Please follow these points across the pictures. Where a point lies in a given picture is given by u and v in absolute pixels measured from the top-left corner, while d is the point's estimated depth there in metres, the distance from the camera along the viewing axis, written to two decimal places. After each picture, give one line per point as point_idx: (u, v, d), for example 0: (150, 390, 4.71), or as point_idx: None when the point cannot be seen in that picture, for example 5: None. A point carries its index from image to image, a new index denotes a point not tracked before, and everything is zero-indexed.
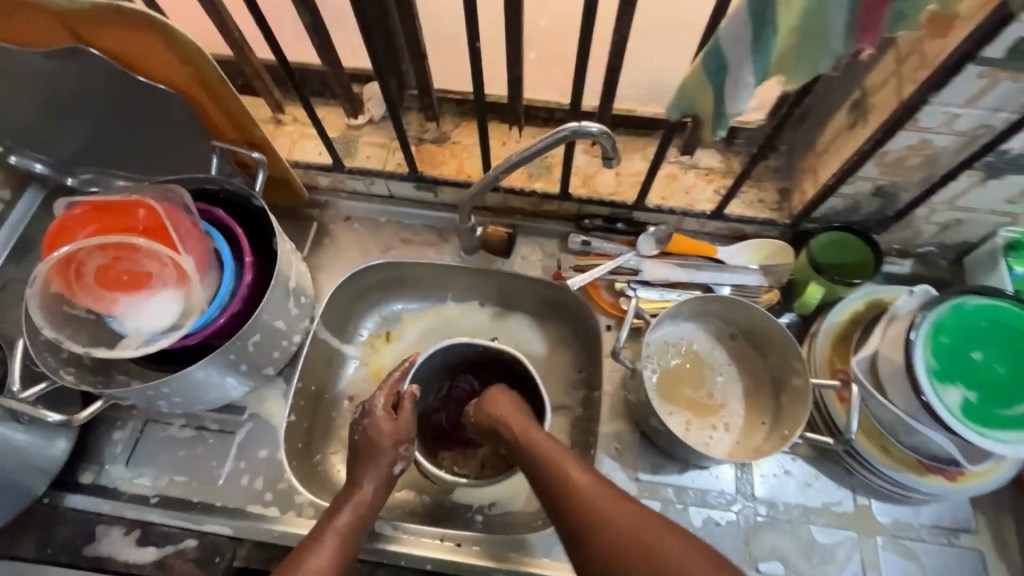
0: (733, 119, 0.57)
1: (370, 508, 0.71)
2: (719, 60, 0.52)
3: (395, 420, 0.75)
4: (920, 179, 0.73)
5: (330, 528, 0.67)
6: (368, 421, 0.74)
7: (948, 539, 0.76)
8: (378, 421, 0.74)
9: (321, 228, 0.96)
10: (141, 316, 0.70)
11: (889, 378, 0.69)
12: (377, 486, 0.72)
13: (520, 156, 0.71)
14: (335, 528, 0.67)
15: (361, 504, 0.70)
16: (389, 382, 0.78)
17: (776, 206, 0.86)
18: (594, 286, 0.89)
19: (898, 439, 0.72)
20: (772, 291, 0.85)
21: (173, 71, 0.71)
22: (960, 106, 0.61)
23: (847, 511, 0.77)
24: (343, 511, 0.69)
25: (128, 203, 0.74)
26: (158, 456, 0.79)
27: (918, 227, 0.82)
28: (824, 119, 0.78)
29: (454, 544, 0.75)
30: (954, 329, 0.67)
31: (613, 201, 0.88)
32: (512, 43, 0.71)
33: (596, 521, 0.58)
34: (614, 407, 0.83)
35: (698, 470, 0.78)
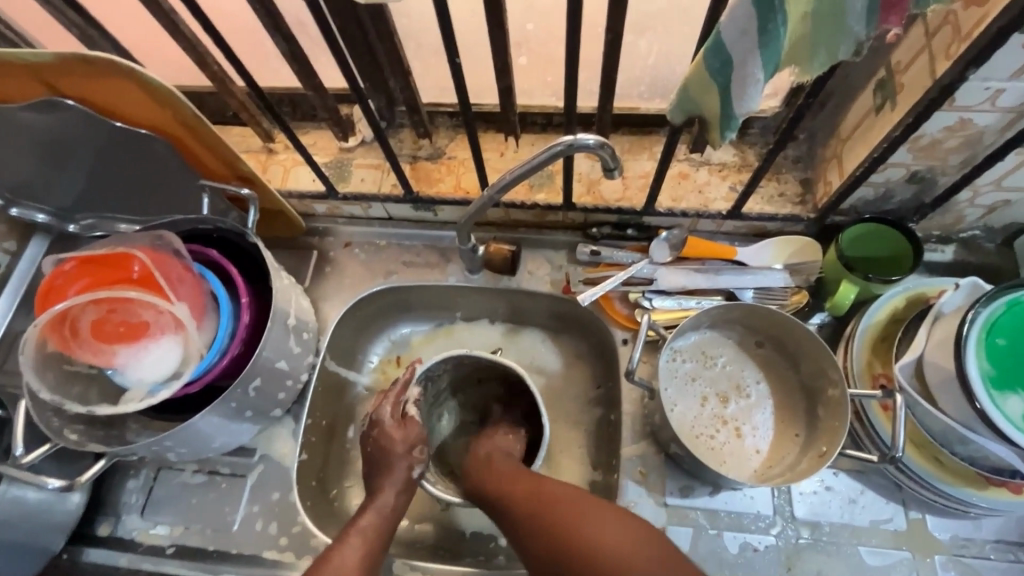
0: (744, 118, 0.51)
1: (392, 511, 0.67)
2: (721, 57, 0.47)
3: (404, 426, 0.73)
4: (960, 162, 0.66)
5: (353, 531, 0.64)
6: (378, 432, 0.73)
7: (1014, 556, 0.69)
8: (388, 430, 0.72)
9: (322, 256, 0.93)
10: (140, 368, 0.68)
11: (937, 385, 0.63)
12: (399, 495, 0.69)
13: (515, 171, 0.66)
14: (357, 528, 0.65)
15: (384, 509, 0.67)
16: (394, 390, 0.76)
17: (799, 199, 0.80)
18: (607, 299, 0.84)
19: (951, 449, 0.66)
20: (800, 293, 0.79)
21: (150, 113, 0.68)
22: (1004, 80, 0.54)
23: (899, 529, 0.70)
24: (365, 514, 0.66)
25: (119, 253, 0.72)
26: (170, 504, 0.78)
27: (960, 211, 0.74)
28: (847, 103, 0.71)
29: None
30: (1010, 330, 0.60)
31: (621, 207, 0.83)
32: (499, 52, 0.66)
33: (589, 546, 0.55)
34: (636, 427, 0.78)
35: (731, 492, 0.73)
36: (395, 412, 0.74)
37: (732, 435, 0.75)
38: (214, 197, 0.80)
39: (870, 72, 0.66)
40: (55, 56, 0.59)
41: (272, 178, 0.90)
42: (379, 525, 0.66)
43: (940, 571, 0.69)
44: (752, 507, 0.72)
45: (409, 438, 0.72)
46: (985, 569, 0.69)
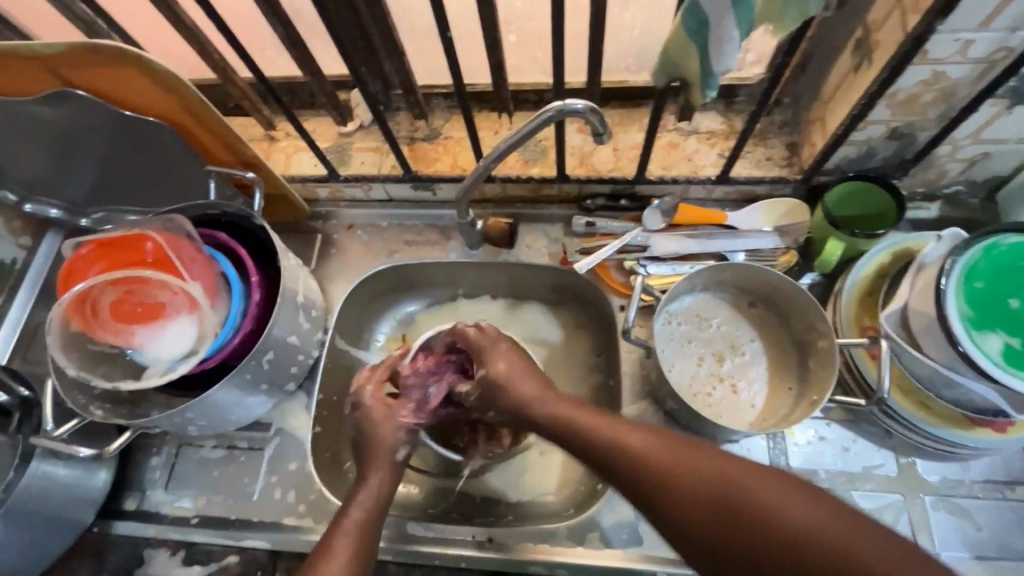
0: (723, 77, 0.53)
1: (384, 497, 0.65)
2: (698, 17, 0.49)
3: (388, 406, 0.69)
4: (937, 116, 0.68)
5: (339, 529, 0.61)
6: (361, 413, 0.70)
7: (1001, 494, 0.71)
8: (370, 411, 0.69)
9: (326, 239, 0.96)
10: (160, 345, 0.72)
11: (921, 330, 0.66)
12: (387, 475, 0.66)
13: (508, 141, 0.68)
14: (344, 525, 0.61)
15: (374, 496, 0.64)
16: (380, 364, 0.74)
17: (786, 161, 0.82)
18: (604, 268, 0.87)
19: (937, 393, 0.68)
20: (788, 253, 0.82)
21: (158, 101, 0.71)
22: (972, 30, 0.56)
23: (890, 474, 0.73)
24: (350, 510, 0.63)
25: (134, 236, 0.75)
26: (192, 478, 0.82)
27: (941, 166, 0.77)
28: (827, 66, 0.74)
29: (486, 540, 0.75)
30: (989, 273, 0.62)
31: (613, 177, 0.85)
32: (489, 29, 0.69)
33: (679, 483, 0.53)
34: (635, 388, 0.81)
35: (728, 445, 0.76)
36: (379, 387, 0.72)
37: (728, 392, 0.78)
38: (220, 183, 0.83)
39: (847, 33, 0.68)
40: (67, 46, 0.62)
41: (275, 165, 0.93)
42: (367, 517, 0.63)
43: (931, 511, 0.71)
44: (750, 458, 0.74)
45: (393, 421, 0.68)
46: (974, 508, 0.71)
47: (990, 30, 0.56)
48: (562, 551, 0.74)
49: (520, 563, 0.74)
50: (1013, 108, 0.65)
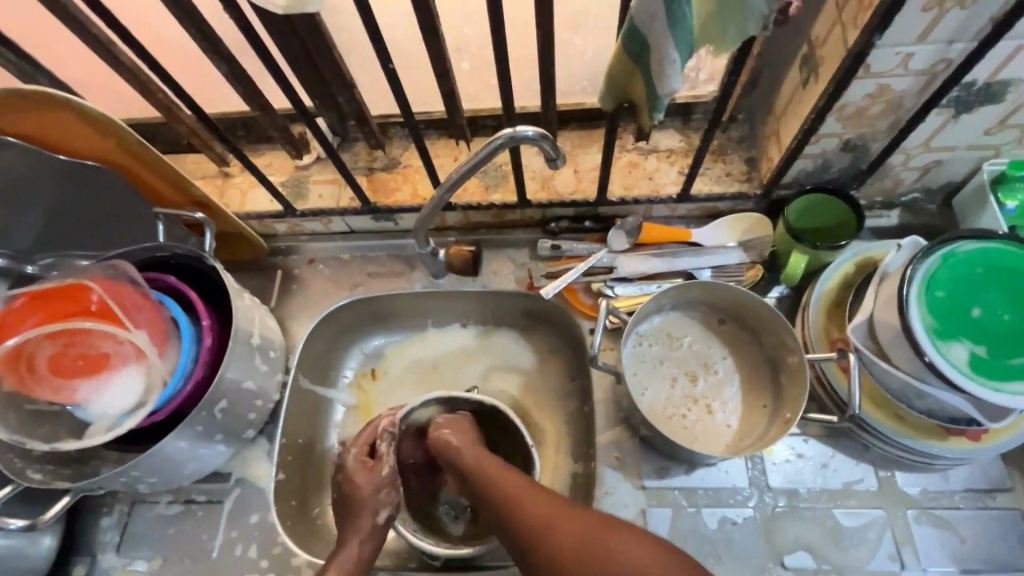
0: (669, 99, 0.53)
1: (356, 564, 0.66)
2: (638, 41, 0.49)
3: (370, 467, 0.70)
4: (887, 127, 0.68)
5: None
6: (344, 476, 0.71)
7: (982, 503, 0.70)
8: (353, 474, 0.70)
9: (286, 275, 0.94)
10: (103, 400, 0.67)
11: (889, 342, 0.65)
12: (366, 547, 0.67)
13: (461, 170, 0.67)
14: None
15: (347, 562, 0.66)
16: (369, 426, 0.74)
17: (745, 176, 0.82)
18: (571, 290, 0.85)
19: (910, 404, 0.67)
20: (754, 267, 0.81)
21: (96, 144, 0.68)
22: (911, 43, 0.56)
23: (870, 489, 0.72)
24: (328, 570, 0.65)
25: (72, 286, 0.72)
26: (147, 537, 0.77)
27: (897, 175, 0.77)
28: (777, 81, 0.74)
29: None
30: (950, 281, 0.61)
31: (575, 200, 0.84)
32: (436, 58, 0.68)
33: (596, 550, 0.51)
34: (608, 413, 0.79)
35: (706, 469, 0.73)
36: (363, 453, 0.72)
37: (703, 413, 0.76)
38: (169, 224, 0.80)
39: (793, 49, 0.69)
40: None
41: (230, 202, 0.91)
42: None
43: (913, 525, 0.69)
44: (729, 482, 0.72)
45: (373, 484, 0.69)
46: (957, 519, 0.69)
47: (929, 42, 0.56)
48: None
49: None
50: (959, 116, 0.66)
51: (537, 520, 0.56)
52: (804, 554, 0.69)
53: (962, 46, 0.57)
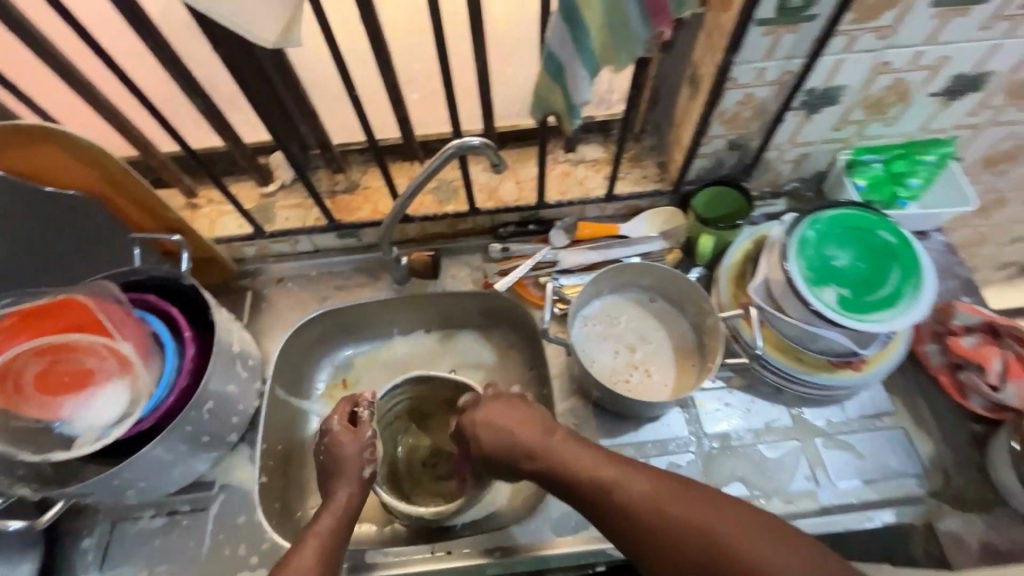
0: (583, 107, 0.67)
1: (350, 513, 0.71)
2: (554, 62, 0.63)
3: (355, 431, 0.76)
4: (760, 127, 0.86)
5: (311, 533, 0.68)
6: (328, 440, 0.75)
7: (873, 425, 0.84)
8: (338, 437, 0.75)
9: (256, 295, 1.00)
10: (93, 411, 0.71)
11: (781, 296, 0.80)
12: (355, 495, 0.73)
13: (418, 178, 0.78)
14: (314, 532, 0.68)
15: (341, 510, 0.71)
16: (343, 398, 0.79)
17: (659, 177, 0.98)
18: (521, 285, 0.96)
19: (806, 347, 0.82)
20: (674, 251, 0.96)
21: (79, 174, 0.74)
22: (762, 60, 0.73)
23: (786, 425, 0.85)
24: (322, 518, 0.69)
25: (61, 301, 0.75)
26: (132, 552, 0.78)
27: (776, 167, 0.95)
28: (673, 97, 0.91)
29: (443, 553, 0.77)
30: (816, 242, 0.78)
31: (519, 206, 0.97)
32: (391, 87, 0.79)
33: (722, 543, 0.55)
34: (564, 387, 0.89)
35: (651, 423, 0.85)
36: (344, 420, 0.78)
37: (643, 376, 0.88)
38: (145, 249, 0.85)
39: (681, 71, 0.86)
40: None
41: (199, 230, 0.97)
42: (338, 525, 0.69)
43: (823, 450, 0.83)
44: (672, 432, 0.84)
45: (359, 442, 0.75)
46: (855, 441, 0.83)
47: (775, 59, 0.74)
48: (516, 548, 0.77)
49: (479, 566, 0.77)
50: (810, 116, 0.84)
51: (654, 511, 0.59)
52: (739, 485, 0.81)
53: (799, 61, 0.74)
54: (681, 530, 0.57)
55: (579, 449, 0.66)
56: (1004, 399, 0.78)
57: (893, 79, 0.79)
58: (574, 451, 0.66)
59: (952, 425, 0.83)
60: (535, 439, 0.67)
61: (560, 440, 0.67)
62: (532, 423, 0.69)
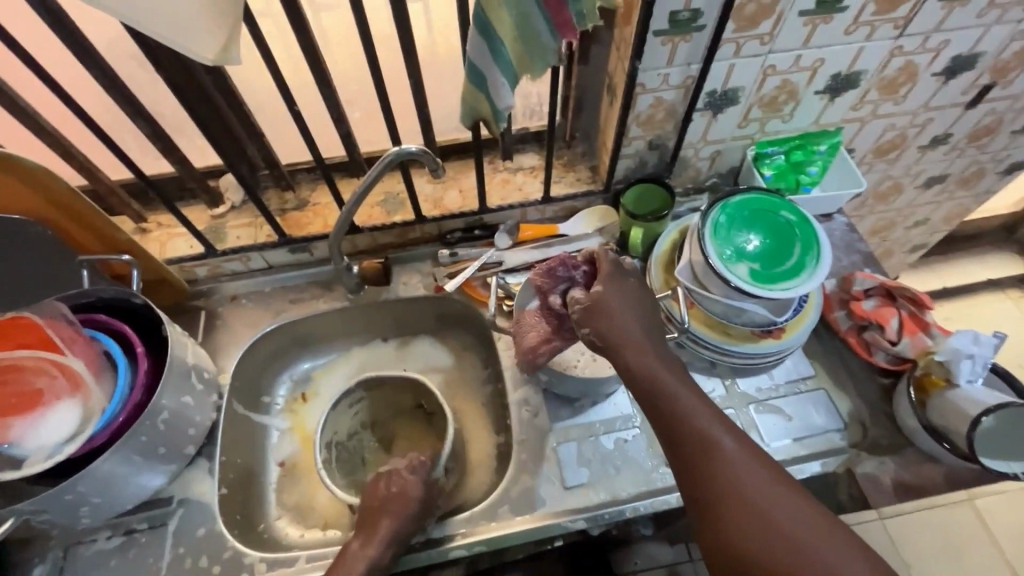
0: (508, 112, 0.74)
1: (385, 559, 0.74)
2: (476, 72, 0.70)
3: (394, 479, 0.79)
4: (673, 128, 0.95)
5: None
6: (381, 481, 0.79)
7: (798, 389, 0.92)
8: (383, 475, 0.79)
9: (211, 314, 1.02)
10: (44, 431, 0.72)
11: (703, 275, 0.87)
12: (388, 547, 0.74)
13: (361, 187, 0.83)
14: None
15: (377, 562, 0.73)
16: None
17: (591, 180, 1.06)
18: (469, 285, 1.02)
19: (731, 321, 0.90)
20: (609, 246, 1.03)
21: (25, 197, 0.76)
22: (665, 66, 0.83)
23: (720, 395, 0.92)
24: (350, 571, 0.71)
25: (8, 320, 0.75)
26: (88, 574, 0.77)
27: (694, 164, 1.04)
28: (596, 106, 1.00)
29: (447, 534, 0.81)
30: (727, 225, 0.87)
31: (463, 212, 1.03)
32: (332, 105, 0.85)
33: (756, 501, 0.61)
34: (515, 378, 0.94)
35: (599, 405, 0.90)
36: None
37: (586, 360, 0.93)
38: (94, 271, 0.86)
39: (600, 81, 0.95)
40: None
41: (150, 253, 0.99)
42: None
43: (755, 415, 0.90)
44: (618, 409, 0.89)
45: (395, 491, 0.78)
46: (783, 404, 0.91)
47: (676, 65, 0.83)
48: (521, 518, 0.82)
49: (442, 551, 0.80)
50: (716, 115, 0.94)
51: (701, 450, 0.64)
52: None
53: (696, 66, 0.84)
54: (737, 502, 0.62)
55: (691, 393, 0.67)
56: (900, 351, 0.87)
57: (780, 80, 0.91)
58: (681, 394, 0.67)
59: (865, 383, 0.91)
60: (645, 354, 0.69)
61: (655, 359, 0.69)
62: (632, 327, 0.70)
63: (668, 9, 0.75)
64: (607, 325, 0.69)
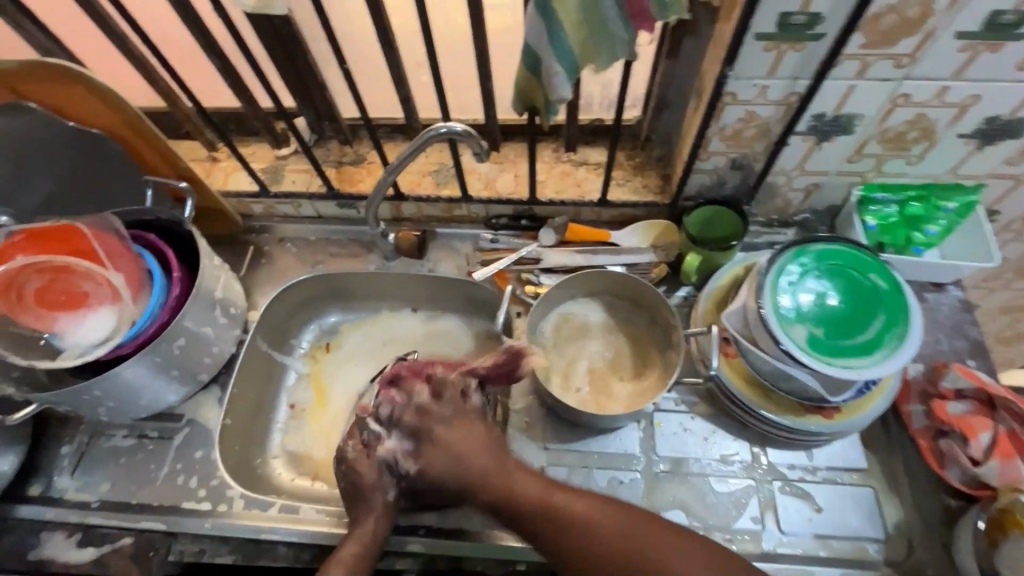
0: (561, 104, 0.66)
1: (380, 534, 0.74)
2: (531, 55, 0.62)
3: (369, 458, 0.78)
4: (764, 149, 0.82)
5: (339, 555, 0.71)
6: (346, 466, 0.78)
7: (838, 478, 0.79)
8: (355, 463, 0.77)
9: (258, 250, 1.05)
10: (80, 330, 0.78)
11: (753, 326, 0.75)
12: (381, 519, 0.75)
13: (401, 158, 0.80)
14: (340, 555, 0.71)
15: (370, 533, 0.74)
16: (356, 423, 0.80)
17: (659, 190, 0.95)
18: (502, 276, 0.96)
19: (776, 385, 0.78)
20: (661, 266, 0.93)
21: (103, 114, 0.81)
22: (764, 77, 0.70)
23: (743, 462, 0.81)
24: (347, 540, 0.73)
25: (67, 227, 0.83)
26: (100, 464, 0.85)
27: (784, 194, 0.90)
28: (681, 108, 0.88)
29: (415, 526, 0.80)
30: (798, 276, 0.73)
31: (512, 199, 0.97)
32: (392, 66, 0.82)
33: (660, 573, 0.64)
34: (523, 385, 0.88)
35: (602, 435, 0.83)
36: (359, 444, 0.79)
37: (605, 384, 0.86)
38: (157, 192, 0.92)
39: (689, 82, 0.83)
40: (20, 62, 0.72)
41: (214, 182, 1.03)
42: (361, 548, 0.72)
43: (779, 495, 0.78)
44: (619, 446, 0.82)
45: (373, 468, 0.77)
46: (815, 491, 0.79)
47: (779, 78, 0.70)
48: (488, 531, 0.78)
49: (401, 541, 0.79)
50: (821, 143, 0.79)
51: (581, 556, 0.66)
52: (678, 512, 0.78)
53: (805, 82, 0.70)
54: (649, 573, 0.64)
55: (552, 501, 0.70)
56: (983, 475, 0.71)
57: (914, 114, 0.73)
58: (565, 500, 0.70)
59: (923, 494, 0.77)
60: (507, 495, 0.72)
61: (493, 454, 0.75)
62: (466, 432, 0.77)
63: (777, 11, 0.62)
64: (447, 481, 0.76)
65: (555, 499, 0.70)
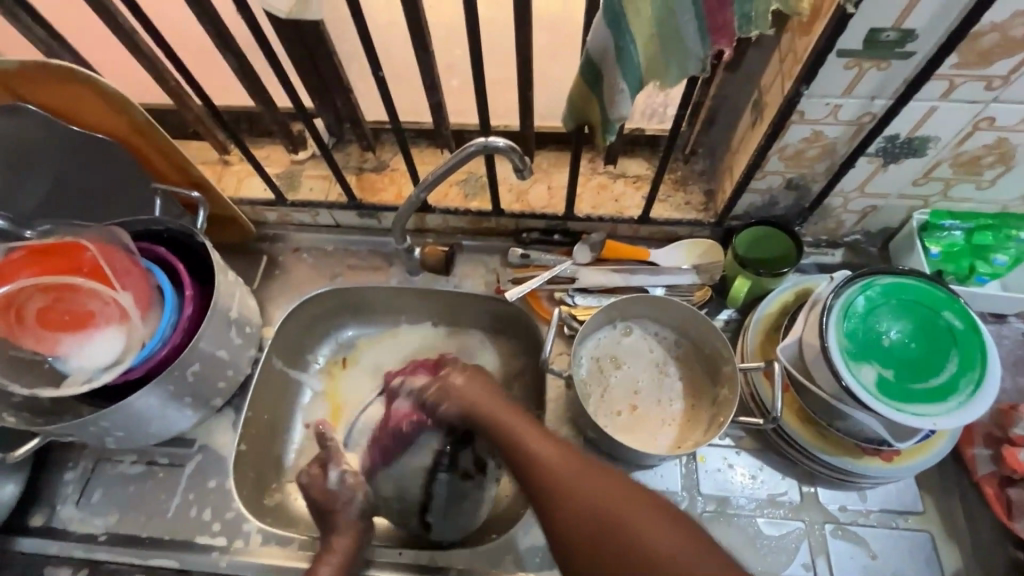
0: (620, 124, 0.60)
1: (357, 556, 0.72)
2: (594, 70, 0.56)
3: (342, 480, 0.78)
4: (825, 170, 0.76)
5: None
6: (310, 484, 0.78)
7: (894, 522, 0.75)
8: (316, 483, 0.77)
9: (272, 260, 0.99)
10: (85, 355, 0.72)
11: (812, 362, 0.70)
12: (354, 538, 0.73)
13: (437, 173, 0.74)
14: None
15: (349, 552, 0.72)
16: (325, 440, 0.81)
17: (703, 206, 0.89)
18: (535, 296, 0.91)
19: (832, 424, 0.73)
20: (704, 289, 0.88)
21: (108, 119, 0.74)
22: (838, 96, 0.64)
23: (792, 502, 0.76)
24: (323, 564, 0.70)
25: (72, 243, 0.77)
26: (107, 494, 0.80)
27: (838, 216, 0.84)
28: (732, 122, 0.82)
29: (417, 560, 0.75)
30: (865, 311, 0.68)
31: (546, 213, 0.92)
32: (425, 71, 0.75)
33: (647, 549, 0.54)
34: (557, 414, 0.83)
35: (643, 471, 0.78)
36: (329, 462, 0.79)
37: (647, 417, 0.81)
38: (167, 201, 0.85)
39: (746, 94, 0.77)
40: (18, 63, 0.65)
41: (226, 188, 0.97)
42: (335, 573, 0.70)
43: (830, 539, 0.74)
44: (662, 483, 0.77)
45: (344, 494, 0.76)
46: (870, 536, 0.74)
47: (855, 97, 0.64)
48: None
49: None
50: (887, 165, 0.73)
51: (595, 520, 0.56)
52: None
53: (883, 102, 0.64)
54: None
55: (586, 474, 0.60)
56: None
57: (995, 138, 0.68)
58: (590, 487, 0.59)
59: (983, 542, 0.73)
60: (533, 440, 0.64)
61: (534, 429, 0.65)
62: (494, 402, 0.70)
63: (866, 27, 0.56)
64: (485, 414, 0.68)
65: (567, 475, 0.60)
